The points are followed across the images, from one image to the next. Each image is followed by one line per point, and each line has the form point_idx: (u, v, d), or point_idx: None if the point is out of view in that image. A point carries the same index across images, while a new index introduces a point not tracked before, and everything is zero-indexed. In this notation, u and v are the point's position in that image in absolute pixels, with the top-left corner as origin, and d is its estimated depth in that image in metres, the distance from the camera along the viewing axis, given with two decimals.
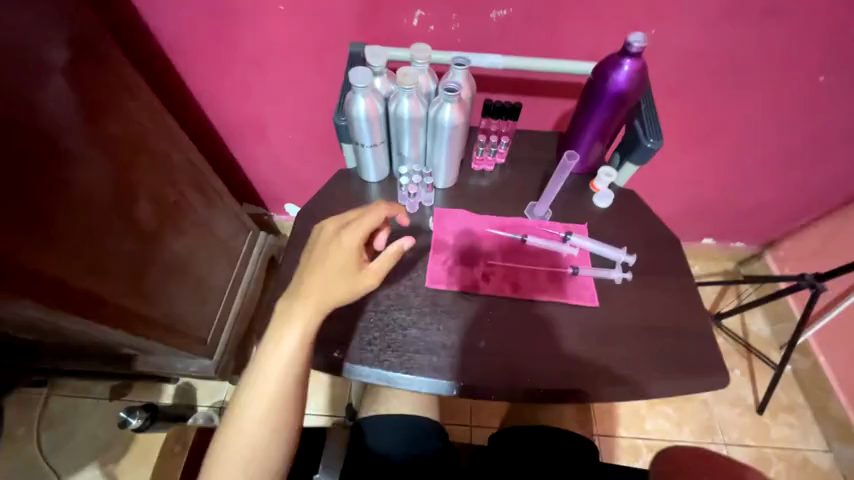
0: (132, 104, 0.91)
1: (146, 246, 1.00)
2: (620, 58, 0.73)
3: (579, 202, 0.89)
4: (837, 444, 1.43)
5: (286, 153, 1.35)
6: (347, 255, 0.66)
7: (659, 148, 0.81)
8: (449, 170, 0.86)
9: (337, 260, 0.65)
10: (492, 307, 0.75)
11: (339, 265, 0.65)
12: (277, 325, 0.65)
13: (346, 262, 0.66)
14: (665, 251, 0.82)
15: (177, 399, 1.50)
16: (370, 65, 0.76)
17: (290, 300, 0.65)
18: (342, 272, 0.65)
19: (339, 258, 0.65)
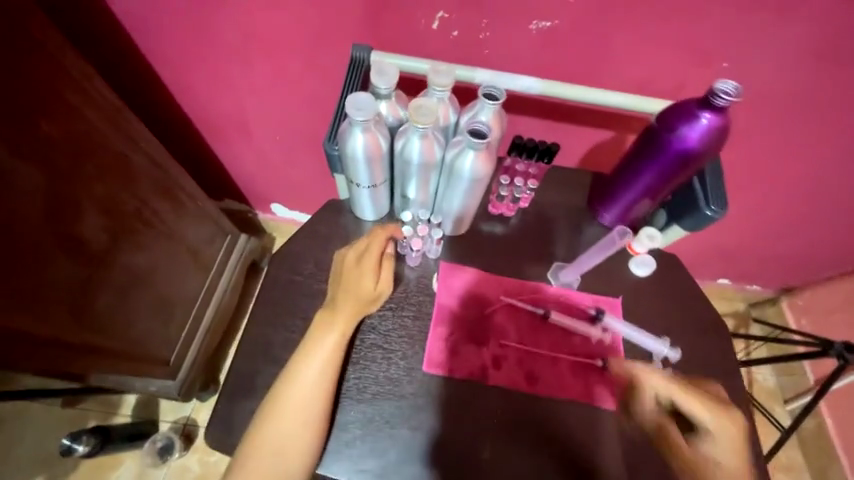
0: (73, 100, 0.69)
1: (92, 269, 0.80)
2: (698, 109, 0.58)
3: (614, 269, 0.74)
4: None
5: (270, 155, 1.17)
6: (368, 282, 0.61)
7: (720, 217, 0.65)
8: (461, 220, 0.70)
9: (361, 284, 0.61)
10: (500, 406, 0.61)
11: (363, 288, 0.61)
12: (286, 381, 0.56)
13: (369, 287, 0.61)
14: (707, 340, 0.69)
15: (137, 413, 1.31)
16: (373, 85, 0.59)
17: (315, 331, 0.59)
18: (366, 297, 0.61)
19: (363, 282, 0.61)
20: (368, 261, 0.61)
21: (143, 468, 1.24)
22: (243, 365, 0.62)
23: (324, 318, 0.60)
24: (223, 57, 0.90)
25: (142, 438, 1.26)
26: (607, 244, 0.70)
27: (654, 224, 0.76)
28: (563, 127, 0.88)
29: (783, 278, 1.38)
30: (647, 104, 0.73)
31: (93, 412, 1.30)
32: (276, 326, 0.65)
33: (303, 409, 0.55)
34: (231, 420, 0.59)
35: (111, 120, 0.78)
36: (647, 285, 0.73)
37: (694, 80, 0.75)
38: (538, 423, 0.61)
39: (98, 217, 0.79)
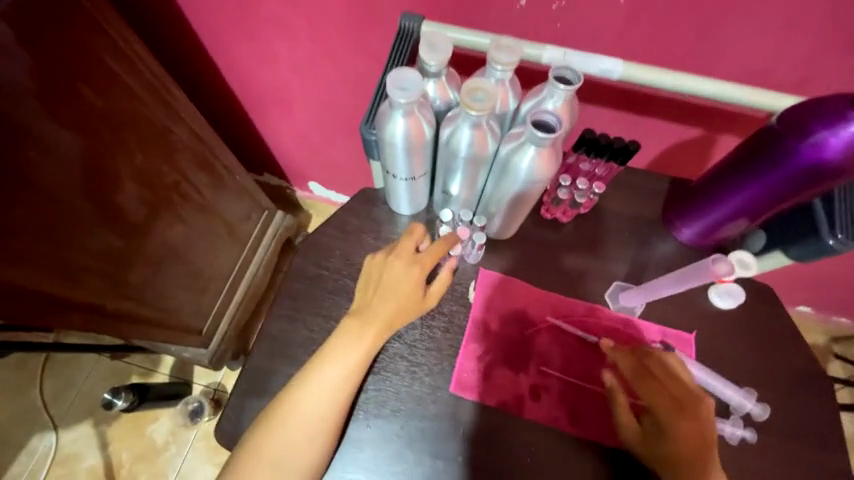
0: (116, 66, 0.67)
1: (130, 240, 0.80)
2: (849, 110, 0.44)
3: (690, 298, 0.61)
4: None
5: (309, 133, 1.12)
6: (415, 289, 0.54)
7: (847, 250, 0.51)
8: (508, 224, 0.61)
9: (405, 293, 0.53)
10: (533, 442, 0.54)
11: (406, 296, 0.53)
12: (297, 387, 0.51)
13: (414, 296, 0.54)
14: (803, 400, 0.56)
15: (174, 374, 1.37)
16: (421, 60, 0.50)
17: (337, 338, 0.53)
18: (409, 307, 0.54)
19: (408, 291, 0.53)
20: (417, 266, 0.54)
21: (176, 425, 1.31)
22: (258, 362, 0.58)
23: (350, 326, 0.53)
24: (264, 26, 0.84)
25: (177, 398, 1.32)
26: (692, 275, 0.57)
27: (747, 248, 0.62)
28: (640, 119, 0.75)
29: None
30: (757, 96, 0.59)
31: (137, 368, 1.37)
32: (295, 323, 0.60)
33: (314, 421, 0.50)
34: (241, 418, 0.56)
35: (153, 91, 0.76)
36: (729, 321, 0.60)
37: (830, 69, 0.58)
38: (575, 469, 0.53)
39: (137, 188, 0.77)
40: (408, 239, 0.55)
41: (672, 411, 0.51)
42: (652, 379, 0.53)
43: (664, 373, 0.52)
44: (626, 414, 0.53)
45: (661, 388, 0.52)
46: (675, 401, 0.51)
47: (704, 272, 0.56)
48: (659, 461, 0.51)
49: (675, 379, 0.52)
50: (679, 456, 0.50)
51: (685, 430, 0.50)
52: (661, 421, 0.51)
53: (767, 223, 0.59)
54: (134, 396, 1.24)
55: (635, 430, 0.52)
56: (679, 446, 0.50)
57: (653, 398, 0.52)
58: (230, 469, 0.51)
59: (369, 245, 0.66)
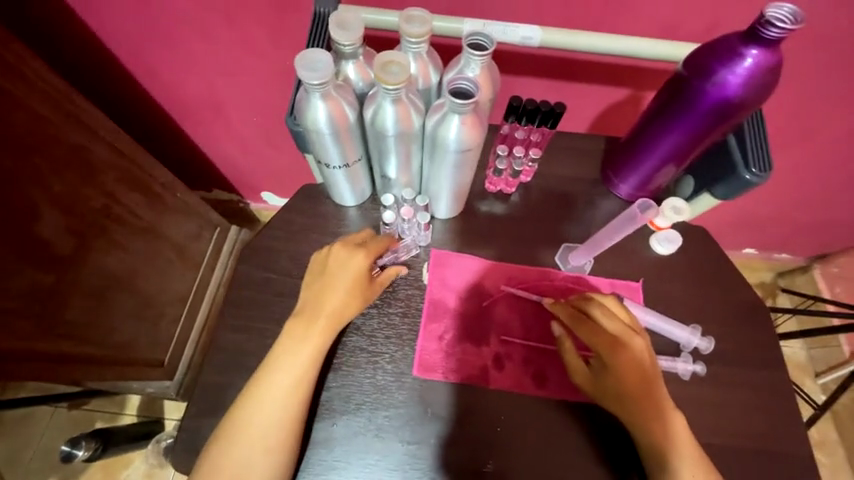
0: (9, 85, 0.61)
1: (60, 274, 0.73)
2: (741, 46, 0.46)
3: (633, 248, 0.64)
4: None
5: (250, 140, 1.07)
6: (361, 279, 0.53)
7: (762, 182, 0.54)
8: (453, 201, 0.61)
9: (350, 284, 0.53)
10: (503, 412, 0.54)
11: (351, 288, 0.53)
12: (251, 395, 0.49)
13: (359, 286, 0.53)
14: (747, 328, 0.60)
15: (142, 413, 1.28)
16: (334, 42, 0.48)
17: (289, 337, 0.51)
18: (355, 299, 0.53)
19: (353, 280, 0.53)
20: (362, 253, 0.54)
21: (150, 467, 1.23)
22: (210, 378, 0.55)
23: (299, 325, 0.52)
24: (180, 30, 0.79)
25: (148, 437, 1.23)
26: (627, 222, 0.60)
27: (680, 194, 0.65)
28: (571, 84, 0.76)
29: (823, 245, 1.21)
30: (670, 49, 0.61)
31: (99, 413, 1.28)
32: (247, 331, 0.58)
33: (273, 427, 0.48)
34: (197, 442, 0.53)
35: (61, 109, 0.70)
36: (672, 266, 0.63)
37: (732, 17, 0.62)
38: (547, 429, 0.54)
39: (60, 216, 0.71)
40: (352, 237, 0.56)
41: (609, 346, 0.51)
42: (588, 320, 0.53)
43: (598, 311, 0.53)
44: (573, 358, 0.54)
45: (595, 326, 0.53)
46: (609, 335, 0.52)
47: (634, 219, 0.60)
48: (611, 399, 0.51)
49: (611, 315, 0.53)
50: (625, 389, 0.51)
51: (626, 361, 0.51)
52: (603, 359, 0.52)
53: (693, 167, 0.62)
54: (96, 444, 1.15)
55: (583, 373, 0.53)
56: (622, 380, 0.51)
57: (592, 338, 0.52)
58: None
59: (316, 242, 0.64)
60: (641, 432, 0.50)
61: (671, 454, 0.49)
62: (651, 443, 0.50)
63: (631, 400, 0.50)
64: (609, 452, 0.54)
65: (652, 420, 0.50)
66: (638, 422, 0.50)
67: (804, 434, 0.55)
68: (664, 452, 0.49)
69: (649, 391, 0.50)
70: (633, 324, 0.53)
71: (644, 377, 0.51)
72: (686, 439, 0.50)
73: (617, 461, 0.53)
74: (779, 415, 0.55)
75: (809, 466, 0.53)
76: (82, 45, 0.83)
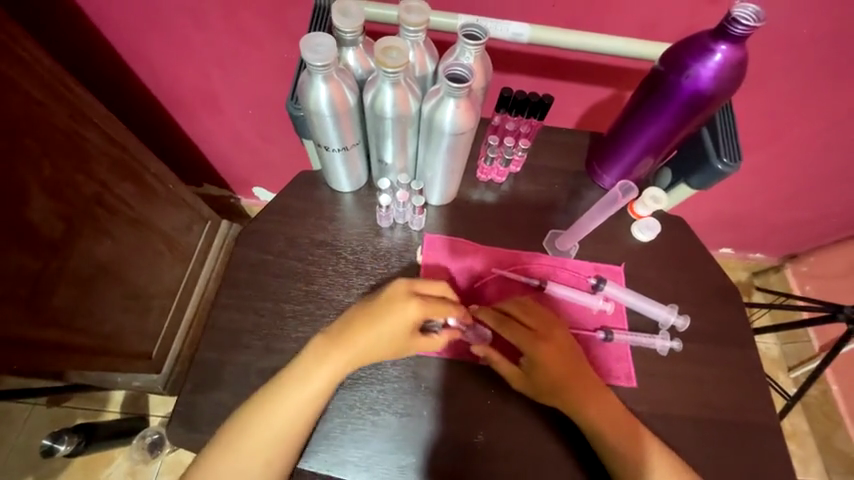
0: (3, 65, 0.60)
1: (50, 260, 0.72)
2: (711, 42, 0.51)
3: (614, 235, 0.68)
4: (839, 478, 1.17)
5: (244, 133, 1.08)
6: (405, 330, 0.52)
7: (733, 171, 0.58)
8: (445, 187, 0.64)
9: (393, 331, 0.51)
10: (491, 388, 0.57)
11: (394, 336, 0.51)
12: (277, 383, 0.50)
13: (401, 336, 0.52)
14: (718, 311, 0.63)
15: (125, 409, 1.23)
16: (336, 29, 0.51)
17: (318, 350, 0.51)
18: (391, 346, 0.52)
19: (398, 327, 0.51)
20: (416, 303, 0.51)
21: (133, 464, 1.17)
22: (205, 355, 0.57)
23: (326, 346, 0.51)
24: (178, 20, 0.80)
25: (132, 434, 1.19)
26: (610, 203, 0.64)
27: (659, 185, 0.69)
28: (558, 82, 0.80)
29: (794, 245, 1.27)
30: (654, 49, 0.64)
31: (80, 411, 1.22)
32: (243, 310, 0.59)
33: (294, 415, 0.50)
34: (194, 415, 0.54)
35: (54, 92, 0.69)
36: (650, 252, 0.67)
37: (706, 21, 0.66)
38: (535, 403, 0.56)
39: (47, 199, 0.70)
40: (430, 287, 0.54)
41: (532, 341, 0.54)
42: (510, 319, 0.56)
43: (517, 310, 0.56)
44: (503, 364, 0.55)
45: (516, 324, 0.56)
46: (530, 331, 0.55)
47: (616, 199, 0.63)
48: (545, 394, 0.53)
49: (528, 313, 0.56)
50: (557, 380, 0.53)
51: (546, 353, 0.53)
52: (528, 355, 0.54)
53: (671, 160, 0.66)
54: (79, 438, 1.13)
55: (516, 375, 0.54)
56: (549, 373, 0.53)
57: (516, 338, 0.55)
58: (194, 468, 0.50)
59: (312, 225, 0.65)
60: (586, 417, 0.52)
61: (625, 429, 0.52)
62: (599, 425, 0.52)
63: (565, 389, 0.53)
64: (569, 439, 0.55)
65: (591, 403, 0.53)
66: (574, 408, 0.53)
67: (771, 408, 0.58)
68: (613, 431, 0.52)
69: (583, 376, 0.54)
70: (550, 317, 0.57)
71: (571, 365, 0.54)
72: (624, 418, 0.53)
73: (579, 450, 0.55)
74: (750, 391, 0.59)
75: (774, 437, 0.57)
76: (79, 32, 0.83)
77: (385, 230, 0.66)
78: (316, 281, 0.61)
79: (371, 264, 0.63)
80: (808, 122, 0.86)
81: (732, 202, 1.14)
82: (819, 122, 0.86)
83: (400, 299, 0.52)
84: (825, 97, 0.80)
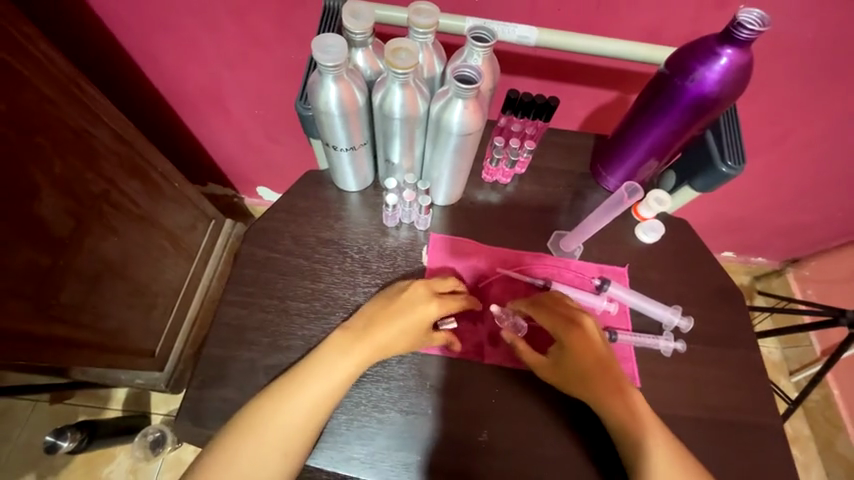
0: (16, 64, 0.61)
1: (58, 255, 0.72)
2: (717, 45, 0.51)
3: (618, 236, 0.68)
4: None
5: (249, 133, 1.09)
6: (423, 326, 0.55)
7: (737, 174, 0.58)
8: (451, 187, 0.64)
9: (413, 327, 0.55)
10: (496, 385, 0.57)
11: (413, 332, 0.55)
12: (301, 372, 0.51)
13: (419, 332, 0.55)
14: (722, 312, 0.64)
15: (128, 406, 1.23)
16: (346, 30, 0.51)
17: (341, 342, 0.53)
18: (409, 341, 0.55)
19: (418, 324, 0.55)
20: (436, 303, 0.56)
21: (135, 462, 1.17)
22: (211, 350, 0.57)
23: (349, 338, 0.53)
24: (187, 20, 0.81)
25: (134, 432, 1.19)
26: (613, 206, 0.65)
27: (663, 187, 0.69)
28: (562, 85, 0.81)
29: (796, 249, 1.27)
30: (659, 52, 0.65)
31: (82, 408, 1.22)
32: (249, 307, 0.60)
33: (310, 409, 0.50)
34: (197, 410, 0.55)
35: (65, 91, 0.69)
36: (653, 253, 0.67)
37: (711, 25, 0.67)
38: (538, 404, 0.57)
39: (59, 197, 0.70)
40: (440, 282, 0.58)
41: (567, 326, 0.55)
42: (543, 307, 0.57)
43: (550, 301, 0.57)
44: (532, 354, 0.56)
45: (550, 312, 0.57)
46: (565, 316, 0.56)
47: (620, 201, 0.64)
48: (575, 383, 0.54)
49: (561, 302, 0.57)
50: (585, 369, 0.53)
51: (580, 339, 0.54)
52: (563, 342, 0.55)
53: (676, 163, 0.67)
54: (82, 435, 1.13)
55: (546, 365, 0.55)
56: (580, 361, 0.53)
57: (551, 325, 0.56)
58: (200, 464, 0.48)
59: (319, 223, 0.66)
60: (604, 410, 0.52)
61: (635, 427, 0.51)
62: (617, 419, 0.52)
63: (591, 381, 0.53)
64: (584, 435, 0.55)
65: (613, 398, 0.52)
66: (600, 401, 0.52)
67: (774, 410, 0.59)
68: (630, 427, 0.51)
69: (607, 369, 0.53)
70: (579, 308, 0.57)
71: (601, 358, 0.54)
72: (649, 415, 0.52)
73: (594, 443, 0.55)
74: (754, 392, 0.59)
75: (777, 439, 0.57)
76: (89, 31, 0.84)
77: (390, 229, 0.66)
78: (322, 279, 0.62)
79: (377, 262, 0.64)
80: (811, 127, 0.87)
81: (734, 205, 1.14)
82: (822, 126, 0.86)
83: (422, 297, 0.56)
84: (829, 101, 0.80)
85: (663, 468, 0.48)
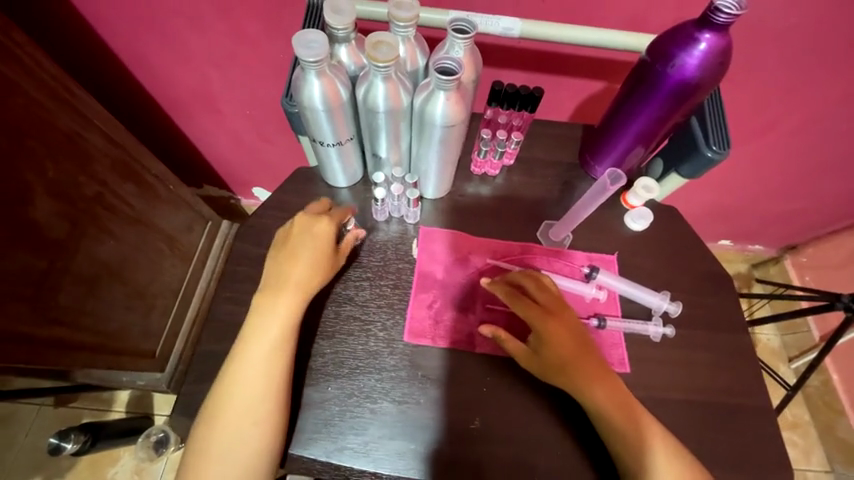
0: (4, 68, 0.61)
1: (55, 259, 0.73)
2: (695, 31, 0.52)
3: (607, 224, 0.69)
4: (840, 467, 1.17)
5: (242, 133, 1.10)
6: (324, 243, 0.57)
7: (723, 159, 0.59)
8: (439, 180, 0.65)
9: (316, 247, 0.56)
10: (487, 373, 0.58)
11: (318, 255, 0.56)
12: (245, 335, 0.54)
13: (326, 249, 0.57)
14: (712, 297, 0.64)
15: (131, 409, 1.24)
16: (329, 26, 0.52)
17: (264, 299, 0.55)
18: (325, 264, 0.57)
19: (318, 245, 0.56)
20: (320, 220, 0.57)
21: (139, 462, 1.18)
22: (206, 346, 0.58)
23: (269, 288, 0.55)
24: (175, 22, 0.81)
25: (137, 433, 1.20)
26: (595, 196, 0.65)
27: (651, 175, 0.70)
28: (551, 76, 0.81)
29: (792, 235, 1.27)
30: (644, 40, 0.65)
31: (85, 411, 1.23)
32: (243, 303, 0.61)
33: (267, 368, 0.52)
34: (192, 404, 0.56)
35: (56, 96, 0.70)
36: (642, 240, 0.68)
37: (695, 13, 0.67)
38: (526, 396, 0.57)
39: (52, 201, 0.71)
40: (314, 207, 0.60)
41: (542, 316, 0.56)
42: (523, 296, 0.58)
43: (533, 285, 0.58)
44: (513, 343, 0.56)
45: (529, 301, 0.57)
46: (540, 306, 0.57)
47: (601, 190, 0.64)
48: (549, 370, 0.54)
49: (543, 288, 0.58)
50: (562, 359, 0.54)
51: (555, 329, 0.55)
52: (536, 330, 0.55)
53: (662, 151, 0.67)
54: (85, 437, 1.09)
55: (524, 352, 0.56)
56: (555, 348, 0.54)
57: (530, 315, 0.56)
58: (188, 452, 0.52)
59: None
60: (586, 397, 0.53)
61: (617, 413, 0.52)
62: (599, 408, 0.52)
63: (571, 368, 0.54)
64: (573, 425, 0.56)
65: (595, 386, 0.53)
66: (580, 385, 0.53)
67: (766, 392, 0.59)
68: (612, 414, 0.52)
69: (587, 357, 0.54)
70: (561, 297, 0.58)
71: (580, 345, 0.55)
72: (632, 404, 0.53)
73: (581, 431, 0.56)
74: (744, 375, 0.60)
75: (768, 420, 0.58)
76: (80, 36, 0.85)
77: (380, 223, 0.67)
78: None
79: (368, 256, 0.64)
80: (801, 112, 0.87)
81: (730, 193, 1.14)
82: (812, 111, 0.86)
83: (307, 224, 0.58)
84: (818, 85, 0.80)
85: (640, 445, 0.51)
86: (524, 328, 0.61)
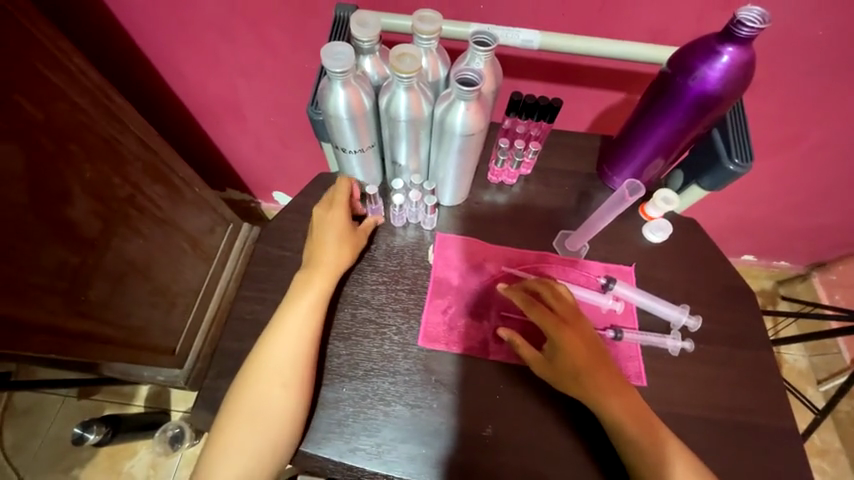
0: (53, 76, 0.66)
1: (88, 256, 0.77)
2: (718, 44, 0.52)
3: (625, 235, 0.68)
4: None
5: (265, 139, 1.13)
6: (343, 228, 0.61)
7: (745, 172, 0.58)
8: (457, 187, 0.66)
9: (337, 232, 0.60)
10: (501, 381, 0.58)
11: (341, 238, 0.60)
12: (271, 331, 0.56)
13: (346, 231, 0.61)
14: (734, 313, 0.63)
15: (149, 403, 1.28)
16: (355, 39, 0.54)
17: (298, 286, 0.59)
18: (347, 244, 0.61)
19: (339, 230, 0.60)
20: (336, 207, 0.61)
21: (155, 456, 1.22)
22: (227, 344, 0.60)
23: (305, 275, 0.59)
24: (207, 33, 0.86)
25: (154, 428, 1.23)
26: (613, 206, 0.65)
27: (671, 187, 0.69)
28: (569, 87, 0.82)
29: (821, 251, 1.22)
30: (664, 52, 0.65)
31: (107, 403, 1.27)
32: (263, 303, 0.63)
33: (291, 363, 0.54)
34: (212, 399, 0.58)
35: (97, 102, 0.74)
36: (661, 253, 0.67)
37: (718, 24, 0.67)
38: (540, 406, 0.57)
39: (89, 200, 0.75)
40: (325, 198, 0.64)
41: (557, 325, 0.55)
42: (537, 303, 0.58)
43: (548, 293, 0.58)
44: (527, 350, 0.56)
45: (544, 309, 0.57)
46: (556, 314, 0.57)
47: (620, 201, 0.64)
48: (564, 378, 0.54)
49: (559, 297, 0.58)
50: (577, 367, 0.53)
51: (570, 337, 0.54)
52: (552, 338, 0.55)
53: (683, 163, 0.66)
54: (107, 429, 1.15)
55: (538, 360, 0.55)
56: (569, 356, 0.54)
57: (544, 322, 0.56)
58: (211, 440, 0.55)
59: None
60: (602, 409, 0.52)
61: (634, 426, 0.51)
62: (615, 420, 0.52)
63: (586, 377, 0.53)
64: (587, 438, 0.55)
65: (611, 397, 0.52)
66: (595, 396, 0.52)
67: (791, 413, 0.57)
68: (628, 427, 0.51)
69: (603, 368, 0.54)
70: (579, 309, 0.58)
71: (596, 357, 0.54)
72: (649, 418, 0.52)
73: (595, 443, 0.55)
74: (768, 395, 0.58)
75: (792, 443, 0.55)
76: (120, 47, 0.90)
77: (398, 229, 0.68)
78: None
79: (385, 261, 0.65)
80: (830, 125, 0.85)
81: (753, 207, 1.11)
82: (842, 124, 0.84)
83: (324, 215, 0.61)
84: (848, 98, 0.78)
85: (657, 462, 0.50)
86: (540, 337, 0.60)
